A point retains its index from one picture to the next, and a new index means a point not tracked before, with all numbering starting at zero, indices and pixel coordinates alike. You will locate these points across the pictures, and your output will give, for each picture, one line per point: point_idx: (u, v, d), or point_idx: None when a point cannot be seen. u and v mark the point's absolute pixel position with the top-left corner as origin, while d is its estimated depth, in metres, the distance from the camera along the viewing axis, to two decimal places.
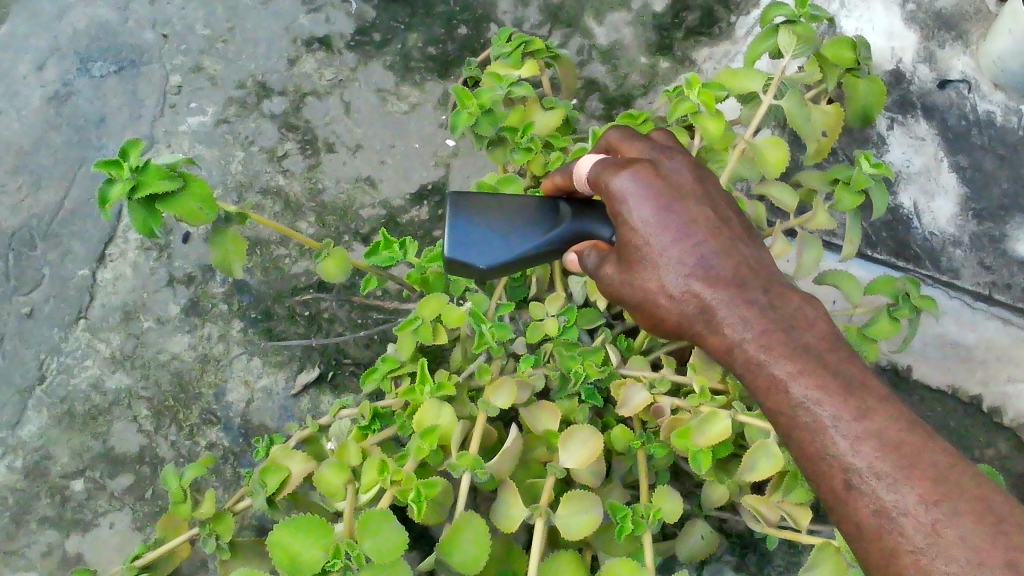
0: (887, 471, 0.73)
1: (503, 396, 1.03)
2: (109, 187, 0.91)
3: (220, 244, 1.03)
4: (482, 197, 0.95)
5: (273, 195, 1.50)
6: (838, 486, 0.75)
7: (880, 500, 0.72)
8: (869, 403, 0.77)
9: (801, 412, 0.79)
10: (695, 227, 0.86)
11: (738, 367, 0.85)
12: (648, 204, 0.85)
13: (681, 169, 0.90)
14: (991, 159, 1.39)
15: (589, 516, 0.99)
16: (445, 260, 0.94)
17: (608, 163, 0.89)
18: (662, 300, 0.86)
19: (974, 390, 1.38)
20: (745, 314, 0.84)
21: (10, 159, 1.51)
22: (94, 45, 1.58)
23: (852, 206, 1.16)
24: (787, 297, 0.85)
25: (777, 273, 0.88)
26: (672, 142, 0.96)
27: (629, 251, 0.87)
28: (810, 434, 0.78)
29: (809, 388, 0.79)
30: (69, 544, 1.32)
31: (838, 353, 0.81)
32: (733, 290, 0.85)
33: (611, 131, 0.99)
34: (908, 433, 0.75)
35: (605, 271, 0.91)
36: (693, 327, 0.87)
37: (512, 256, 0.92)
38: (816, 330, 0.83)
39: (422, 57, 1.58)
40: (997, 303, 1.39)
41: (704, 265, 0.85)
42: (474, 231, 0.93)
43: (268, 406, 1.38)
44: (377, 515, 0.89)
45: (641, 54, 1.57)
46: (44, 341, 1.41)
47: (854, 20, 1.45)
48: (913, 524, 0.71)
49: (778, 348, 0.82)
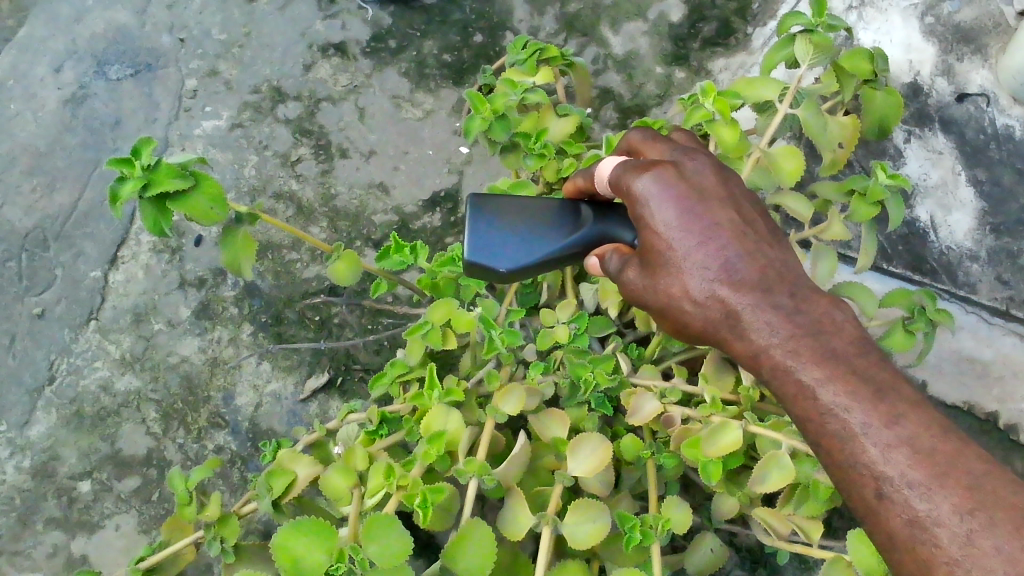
0: (919, 478, 0.71)
1: (512, 402, 1.02)
2: (121, 185, 0.90)
3: (230, 246, 1.03)
4: (503, 199, 0.95)
5: (286, 199, 1.50)
6: (870, 496, 0.74)
7: (913, 509, 0.71)
8: (901, 409, 0.75)
9: (830, 418, 0.77)
10: (719, 229, 0.85)
11: (765, 373, 0.84)
12: (671, 207, 0.85)
13: (704, 171, 0.89)
14: (1010, 173, 1.36)
15: (596, 525, 0.97)
16: (465, 264, 0.93)
17: (630, 166, 0.88)
18: (686, 305, 0.86)
19: (990, 406, 1.36)
20: (771, 319, 0.83)
21: (26, 159, 1.52)
22: (111, 48, 1.59)
23: (866, 217, 1.16)
24: (814, 301, 0.84)
25: (805, 277, 0.87)
26: (695, 145, 0.96)
27: (653, 255, 0.86)
28: (840, 442, 0.76)
29: (838, 394, 0.78)
30: (75, 545, 1.31)
31: (868, 358, 0.80)
32: (759, 294, 0.84)
33: (632, 132, 0.99)
34: (941, 440, 0.73)
35: (627, 275, 0.90)
36: (719, 332, 0.86)
37: (533, 260, 0.92)
38: (845, 334, 0.82)
39: (437, 65, 1.58)
40: (1013, 319, 1.37)
41: (728, 268, 0.84)
42: (494, 234, 0.92)
43: (277, 410, 1.37)
44: (381, 521, 0.87)
45: (657, 64, 1.56)
46: (54, 342, 1.41)
47: (872, 32, 1.46)
48: (948, 534, 0.69)
49: (805, 353, 0.81)
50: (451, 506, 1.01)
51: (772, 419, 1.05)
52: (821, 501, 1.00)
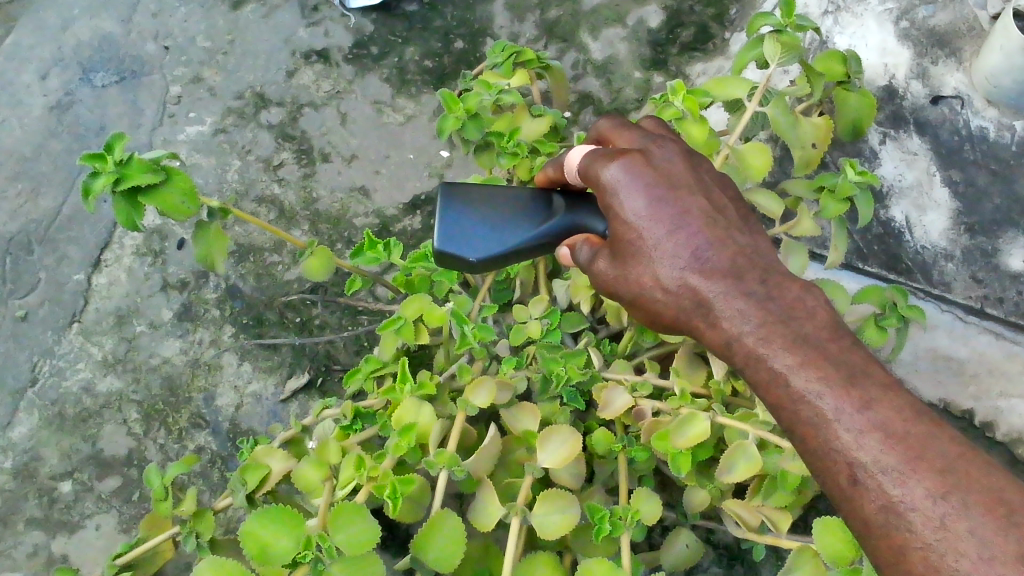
0: (892, 463, 0.71)
1: (482, 395, 1.03)
2: (93, 180, 0.92)
3: (203, 239, 1.04)
4: (473, 189, 0.96)
5: (268, 203, 1.52)
6: (843, 482, 0.73)
7: (887, 495, 0.70)
8: (873, 393, 0.75)
9: (802, 405, 0.77)
10: (688, 217, 0.85)
11: (738, 362, 0.84)
12: (640, 196, 0.85)
13: (673, 159, 0.90)
14: (985, 174, 1.37)
15: (565, 515, 0.98)
16: (434, 252, 0.94)
17: (599, 155, 0.89)
18: (658, 294, 0.86)
19: (966, 403, 1.34)
20: (742, 307, 0.83)
21: (11, 165, 1.54)
22: (97, 56, 1.62)
23: (836, 213, 1.16)
24: (786, 288, 0.84)
25: (777, 263, 0.87)
26: (665, 132, 0.96)
27: (624, 245, 0.87)
28: (812, 428, 0.76)
29: (810, 381, 0.77)
30: (55, 545, 1.32)
31: (840, 343, 0.80)
32: (730, 281, 0.84)
33: (601, 121, 0.99)
34: (914, 423, 0.73)
35: (597, 266, 0.91)
36: (691, 321, 0.86)
37: (503, 249, 0.93)
38: (816, 320, 0.82)
39: (418, 70, 1.60)
40: (989, 317, 1.36)
41: (699, 257, 0.85)
42: (463, 223, 0.93)
43: (257, 410, 1.38)
44: (349, 508, 0.88)
45: (636, 69, 1.58)
46: (38, 344, 1.42)
47: (848, 37, 1.47)
48: (922, 519, 0.68)
49: (777, 341, 0.81)
50: (423, 497, 1.02)
51: (740, 411, 1.06)
52: (790, 491, 1.00)
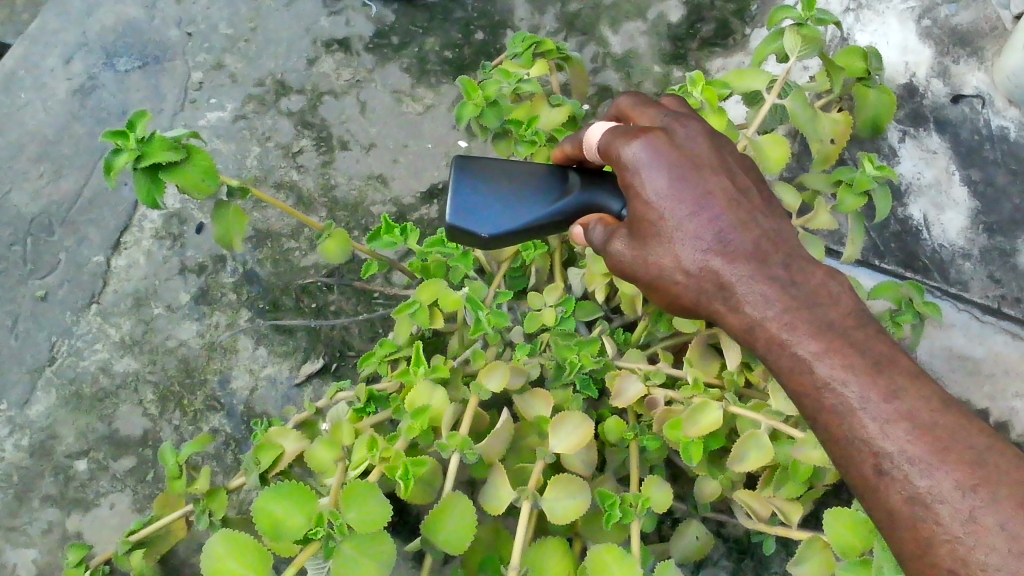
0: (919, 454, 0.71)
1: (495, 379, 1.04)
2: (115, 156, 0.93)
3: (222, 217, 1.05)
4: (490, 163, 0.96)
5: (287, 189, 1.52)
6: (868, 472, 0.73)
7: (913, 486, 0.70)
8: (899, 382, 0.75)
9: (827, 392, 0.77)
10: (712, 198, 0.85)
11: (759, 347, 0.83)
12: (663, 175, 0.85)
13: (697, 138, 0.89)
14: (1004, 173, 1.36)
15: (576, 500, 0.99)
16: (446, 227, 0.94)
17: (621, 132, 0.89)
18: (678, 276, 0.86)
19: (982, 403, 1.31)
20: (766, 291, 0.83)
21: (34, 147, 1.55)
22: (120, 41, 1.63)
23: (853, 207, 1.16)
24: (810, 273, 0.84)
25: (800, 247, 0.87)
26: (686, 110, 0.96)
27: (643, 225, 0.87)
28: (836, 416, 0.76)
29: (835, 368, 0.77)
30: (69, 522, 1.33)
31: (865, 330, 0.79)
32: (754, 264, 0.84)
33: (621, 97, 0.99)
34: (941, 414, 0.73)
35: (614, 247, 0.90)
36: (712, 305, 0.86)
37: (514, 225, 0.93)
38: (841, 306, 0.81)
39: (438, 61, 1.61)
40: (1006, 317, 1.34)
41: (722, 239, 0.85)
42: (476, 196, 0.94)
43: (271, 394, 1.39)
44: (361, 487, 0.89)
45: (655, 63, 1.58)
46: (56, 324, 1.43)
47: (869, 34, 1.46)
48: (949, 512, 0.68)
49: (801, 327, 0.80)
50: (434, 480, 1.03)
51: (753, 402, 1.07)
52: (801, 483, 1.00)
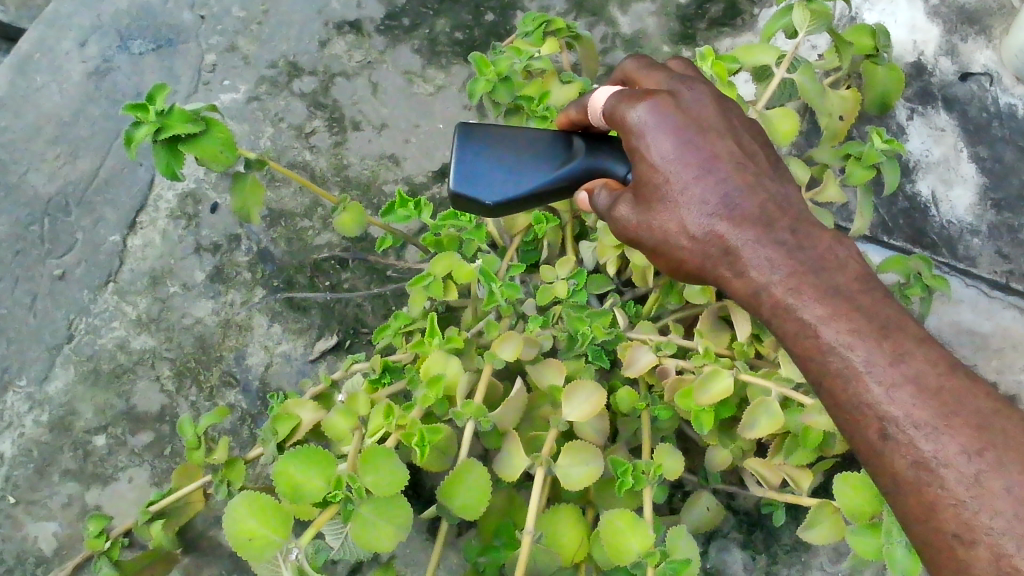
0: (926, 418, 0.72)
1: (509, 349, 1.05)
2: (136, 129, 0.95)
3: (240, 190, 1.07)
4: (495, 128, 0.96)
5: (300, 168, 1.54)
6: (873, 436, 0.75)
7: (918, 450, 0.72)
8: (906, 346, 0.76)
9: (832, 356, 0.78)
10: (717, 163, 0.87)
11: (764, 311, 0.85)
12: (668, 139, 0.86)
13: (703, 101, 0.90)
14: (1013, 150, 1.37)
15: (589, 467, 1.00)
16: (451, 195, 0.95)
17: (625, 95, 0.90)
18: (683, 241, 0.87)
19: (989, 377, 1.32)
20: (771, 256, 0.84)
21: (50, 129, 1.57)
22: (134, 24, 1.65)
23: (862, 180, 1.17)
24: (817, 237, 0.85)
25: (806, 212, 0.88)
26: (691, 72, 0.97)
27: (648, 189, 0.88)
28: (842, 380, 0.77)
29: (841, 332, 0.78)
30: (89, 496, 1.35)
31: (871, 294, 0.81)
32: (759, 229, 0.85)
33: (627, 61, 1.01)
34: (948, 377, 0.74)
35: (618, 211, 0.91)
36: (717, 270, 0.87)
37: (519, 192, 0.94)
38: (847, 271, 0.83)
39: (449, 42, 1.62)
40: (1014, 292, 1.36)
41: (728, 204, 0.86)
42: (481, 162, 0.94)
43: (286, 370, 1.41)
44: (379, 452, 0.91)
45: (664, 43, 1.59)
46: (73, 303, 1.45)
47: (877, 13, 1.45)
48: (955, 475, 0.70)
49: (807, 291, 0.82)
50: (449, 448, 1.05)
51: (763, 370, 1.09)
52: (810, 449, 1.02)
